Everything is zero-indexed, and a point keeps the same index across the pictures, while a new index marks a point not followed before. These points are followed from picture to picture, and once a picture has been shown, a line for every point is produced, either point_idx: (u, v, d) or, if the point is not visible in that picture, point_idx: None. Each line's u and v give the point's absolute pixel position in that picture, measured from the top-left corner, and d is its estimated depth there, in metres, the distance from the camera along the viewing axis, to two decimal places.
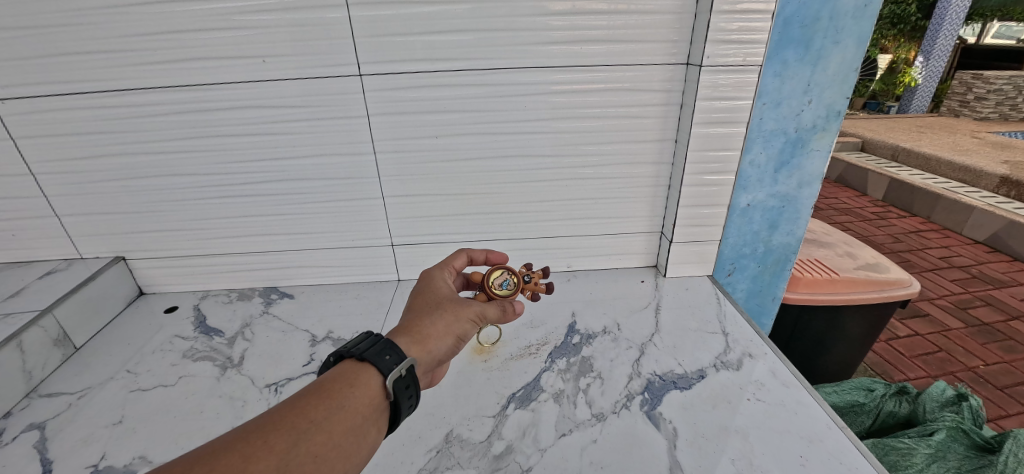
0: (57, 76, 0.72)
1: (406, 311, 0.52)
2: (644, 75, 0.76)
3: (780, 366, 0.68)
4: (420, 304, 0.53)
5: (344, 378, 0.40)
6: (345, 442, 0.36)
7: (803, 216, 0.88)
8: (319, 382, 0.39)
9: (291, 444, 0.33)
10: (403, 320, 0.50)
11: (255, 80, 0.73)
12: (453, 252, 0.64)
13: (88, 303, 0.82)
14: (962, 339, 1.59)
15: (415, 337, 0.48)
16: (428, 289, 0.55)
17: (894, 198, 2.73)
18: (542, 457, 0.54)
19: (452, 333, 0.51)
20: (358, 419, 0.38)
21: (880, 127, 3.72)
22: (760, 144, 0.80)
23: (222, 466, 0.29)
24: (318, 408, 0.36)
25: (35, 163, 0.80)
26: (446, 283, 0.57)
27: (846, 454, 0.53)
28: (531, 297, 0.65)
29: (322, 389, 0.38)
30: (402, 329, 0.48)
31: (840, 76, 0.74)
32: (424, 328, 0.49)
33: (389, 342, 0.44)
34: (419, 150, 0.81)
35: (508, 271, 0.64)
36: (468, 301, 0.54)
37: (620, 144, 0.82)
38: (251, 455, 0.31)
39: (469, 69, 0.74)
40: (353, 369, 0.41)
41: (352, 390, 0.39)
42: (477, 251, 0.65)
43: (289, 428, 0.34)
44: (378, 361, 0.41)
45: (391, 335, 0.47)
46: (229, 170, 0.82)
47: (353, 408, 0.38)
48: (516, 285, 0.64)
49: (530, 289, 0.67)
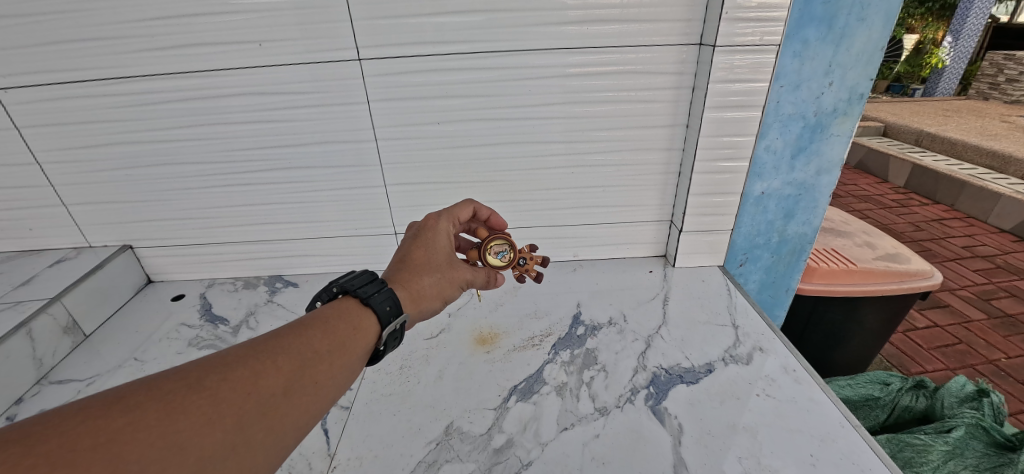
0: (57, 64, 0.71)
1: (404, 263, 0.50)
2: (656, 57, 0.72)
3: (792, 361, 0.65)
4: (420, 259, 0.51)
5: (345, 319, 0.40)
6: (343, 376, 0.36)
7: (821, 205, 0.84)
8: (323, 314, 0.40)
9: (297, 368, 0.34)
10: (399, 272, 0.49)
11: (256, 66, 0.72)
12: (459, 202, 0.61)
13: (98, 290, 0.83)
14: (984, 331, 1.54)
15: (412, 293, 0.47)
16: (430, 243, 0.53)
17: (916, 185, 2.64)
18: (543, 452, 0.53)
19: (445, 295, 0.51)
20: (354, 357, 0.38)
21: (905, 110, 3.57)
22: (776, 129, 0.76)
23: (233, 378, 0.30)
24: (323, 340, 0.37)
25: (42, 152, 0.80)
26: (449, 240, 0.56)
27: (861, 456, 0.51)
28: (519, 279, 0.65)
29: (326, 324, 0.38)
30: (399, 281, 0.47)
31: (865, 55, 0.69)
32: (420, 287, 0.48)
33: (391, 291, 0.43)
34: (423, 136, 0.79)
35: (508, 244, 0.62)
36: (462, 266, 0.54)
37: (630, 130, 0.79)
38: (261, 371, 0.32)
39: (473, 52, 0.71)
40: (356, 310, 0.41)
41: (353, 331, 0.39)
42: (482, 208, 0.63)
43: (297, 352, 0.35)
44: (379, 308, 0.42)
45: (388, 286, 0.46)
46: (231, 158, 0.81)
47: (352, 346, 0.38)
48: (510, 259, 0.63)
49: (519, 272, 0.65)
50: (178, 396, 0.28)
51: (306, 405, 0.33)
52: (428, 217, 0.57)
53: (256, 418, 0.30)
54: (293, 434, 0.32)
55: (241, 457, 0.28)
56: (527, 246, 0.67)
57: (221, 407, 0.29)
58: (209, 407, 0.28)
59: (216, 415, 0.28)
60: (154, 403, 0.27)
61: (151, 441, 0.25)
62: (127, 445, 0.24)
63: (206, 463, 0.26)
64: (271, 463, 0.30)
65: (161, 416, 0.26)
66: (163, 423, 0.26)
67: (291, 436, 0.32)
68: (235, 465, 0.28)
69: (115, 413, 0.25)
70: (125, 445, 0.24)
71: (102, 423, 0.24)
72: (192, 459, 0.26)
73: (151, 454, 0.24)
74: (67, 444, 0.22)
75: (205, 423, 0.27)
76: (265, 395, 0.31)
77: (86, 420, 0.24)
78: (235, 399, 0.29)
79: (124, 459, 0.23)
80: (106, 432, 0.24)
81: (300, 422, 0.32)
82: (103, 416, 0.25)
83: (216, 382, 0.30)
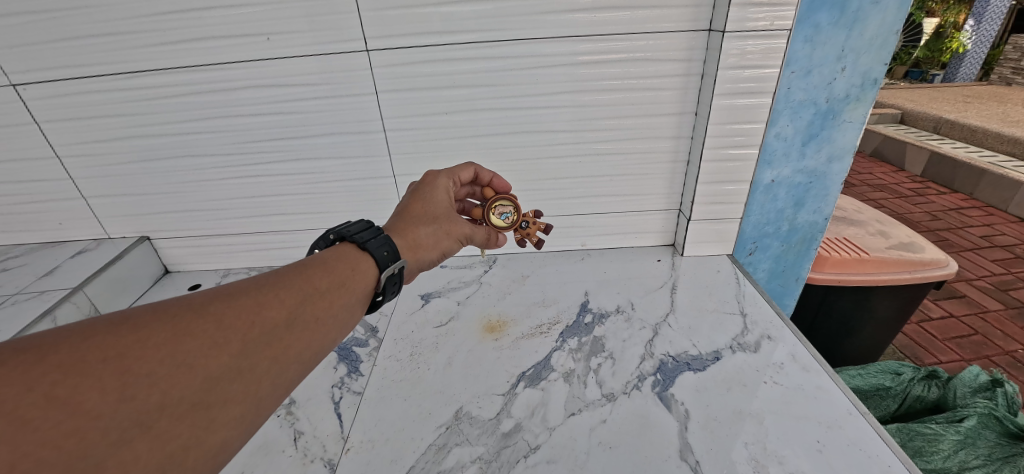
0: (73, 59, 0.73)
1: (403, 214, 0.53)
2: (665, 45, 0.71)
3: (801, 349, 0.65)
4: (417, 211, 0.53)
5: (343, 261, 0.42)
6: (342, 315, 0.39)
7: (832, 192, 0.83)
8: (323, 257, 0.42)
9: (298, 304, 0.36)
10: (398, 223, 0.51)
11: (265, 58, 0.73)
12: (460, 164, 0.64)
13: (119, 279, 0.86)
14: (1001, 321, 1.51)
15: (409, 242, 0.49)
16: (429, 196, 0.55)
17: (933, 174, 2.57)
18: (551, 436, 0.54)
19: (441, 247, 0.53)
20: (352, 298, 0.40)
21: (924, 96, 3.47)
22: (787, 115, 0.75)
23: (237, 306, 0.33)
24: (323, 279, 0.39)
25: (60, 146, 0.82)
26: (447, 196, 0.57)
27: (868, 442, 0.51)
28: (519, 243, 0.67)
29: (325, 265, 0.41)
30: (397, 231, 0.50)
31: (879, 39, 0.68)
32: (418, 236, 0.50)
33: (387, 237, 0.45)
34: (430, 127, 0.79)
35: (512, 204, 0.65)
36: (462, 221, 0.56)
37: (639, 119, 0.79)
38: (264, 303, 0.34)
39: (482, 41, 0.71)
40: (353, 252, 0.43)
41: (353, 272, 0.41)
42: (485, 170, 0.65)
43: (298, 289, 0.37)
44: (377, 252, 0.44)
45: (385, 233, 0.48)
46: (242, 150, 0.83)
47: (350, 288, 0.40)
48: (514, 221, 0.66)
49: (520, 235, 0.68)
50: (185, 319, 0.30)
51: (307, 339, 0.35)
52: (428, 173, 0.60)
53: (261, 347, 0.32)
54: (297, 365, 0.34)
55: (247, 381, 0.31)
56: (532, 212, 0.70)
57: (225, 333, 0.31)
58: (213, 330, 0.30)
59: (221, 340, 0.30)
60: (162, 324, 0.29)
61: (159, 359, 0.27)
62: (135, 361, 0.26)
63: (212, 383, 0.29)
64: (278, 391, 0.33)
65: (167, 336, 0.28)
66: (170, 343, 0.28)
67: (296, 366, 0.34)
68: (241, 389, 0.30)
69: (124, 330, 0.27)
70: (134, 361, 0.26)
71: (112, 339, 0.26)
72: (198, 379, 0.28)
73: (159, 370, 0.27)
74: (79, 356, 0.25)
75: (210, 346, 0.29)
76: (268, 325, 0.33)
77: (96, 335, 0.26)
78: (240, 326, 0.32)
79: (133, 373, 0.26)
80: (115, 348, 0.26)
81: (303, 355, 0.35)
82: (112, 333, 0.27)
83: (220, 310, 0.32)
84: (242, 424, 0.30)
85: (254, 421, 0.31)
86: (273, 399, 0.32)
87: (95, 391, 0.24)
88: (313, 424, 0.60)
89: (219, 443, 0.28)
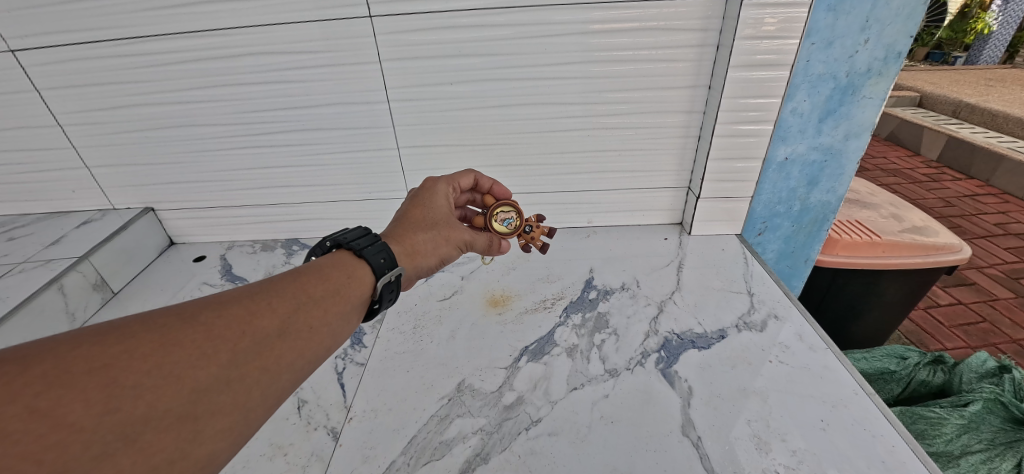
0: (69, 24, 0.71)
1: (402, 220, 0.52)
2: (681, 12, 0.68)
3: (807, 330, 0.64)
4: (417, 216, 0.53)
5: (340, 267, 0.41)
6: (336, 322, 0.38)
7: (847, 172, 0.81)
8: (319, 263, 0.41)
9: (291, 311, 0.35)
10: (397, 228, 0.51)
11: (267, 24, 0.71)
12: (460, 170, 0.63)
13: (123, 251, 0.86)
14: (1011, 309, 1.50)
15: (407, 248, 0.48)
16: (429, 202, 0.55)
17: (949, 160, 2.51)
18: (553, 410, 0.54)
19: (441, 253, 0.52)
20: (347, 305, 0.39)
21: (944, 79, 3.35)
22: (803, 90, 0.72)
23: (229, 314, 0.32)
24: (318, 286, 0.38)
25: (62, 115, 0.81)
26: (448, 202, 0.57)
27: (873, 422, 0.50)
28: (523, 247, 0.65)
29: (320, 271, 0.40)
30: (396, 237, 0.49)
31: (906, 9, 0.64)
32: (416, 242, 0.49)
33: (384, 245, 0.45)
34: (435, 97, 0.77)
35: (515, 208, 0.64)
36: (462, 227, 0.55)
37: (650, 91, 0.76)
38: (256, 312, 0.33)
39: (489, 8, 0.68)
40: (348, 260, 0.43)
41: (349, 279, 0.41)
42: (484, 177, 0.64)
43: (291, 296, 0.36)
44: (373, 260, 0.43)
45: (383, 240, 0.48)
46: (245, 118, 0.81)
47: (344, 294, 0.40)
48: (517, 227, 0.64)
49: (524, 240, 0.66)
50: (173, 329, 0.29)
51: (301, 347, 0.35)
52: (427, 179, 0.59)
53: (252, 356, 0.31)
54: (289, 374, 0.34)
55: (237, 391, 0.30)
56: (535, 215, 0.68)
57: (214, 343, 0.30)
58: (202, 341, 0.29)
59: (211, 350, 0.29)
60: (151, 335, 0.28)
61: (146, 369, 0.26)
62: (123, 371, 0.25)
63: (201, 394, 0.28)
64: (268, 402, 0.32)
65: (155, 346, 0.28)
66: (158, 353, 0.27)
67: (288, 375, 0.34)
68: (231, 400, 0.29)
69: (112, 341, 0.27)
70: (121, 371, 0.25)
71: (98, 350, 0.26)
72: (188, 390, 0.27)
73: (146, 382, 0.26)
74: (63, 367, 0.24)
75: (199, 357, 0.29)
76: (260, 333, 0.32)
77: (83, 346, 0.26)
78: (230, 335, 0.31)
79: (120, 384, 0.25)
80: (102, 359, 0.25)
81: (296, 363, 0.34)
82: (99, 343, 0.26)
83: (211, 319, 0.31)
84: (230, 435, 0.29)
85: (242, 432, 0.30)
86: (264, 409, 0.32)
87: (79, 403, 0.23)
88: (317, 393, 0.60)
89: (207, 455, 0.27)
